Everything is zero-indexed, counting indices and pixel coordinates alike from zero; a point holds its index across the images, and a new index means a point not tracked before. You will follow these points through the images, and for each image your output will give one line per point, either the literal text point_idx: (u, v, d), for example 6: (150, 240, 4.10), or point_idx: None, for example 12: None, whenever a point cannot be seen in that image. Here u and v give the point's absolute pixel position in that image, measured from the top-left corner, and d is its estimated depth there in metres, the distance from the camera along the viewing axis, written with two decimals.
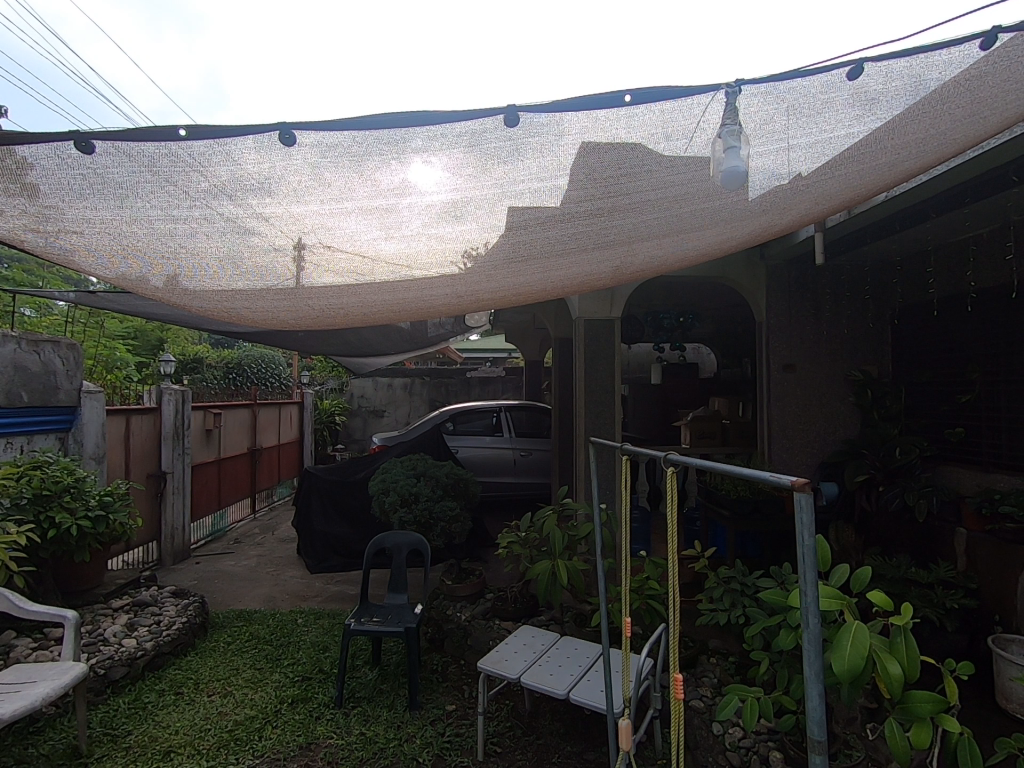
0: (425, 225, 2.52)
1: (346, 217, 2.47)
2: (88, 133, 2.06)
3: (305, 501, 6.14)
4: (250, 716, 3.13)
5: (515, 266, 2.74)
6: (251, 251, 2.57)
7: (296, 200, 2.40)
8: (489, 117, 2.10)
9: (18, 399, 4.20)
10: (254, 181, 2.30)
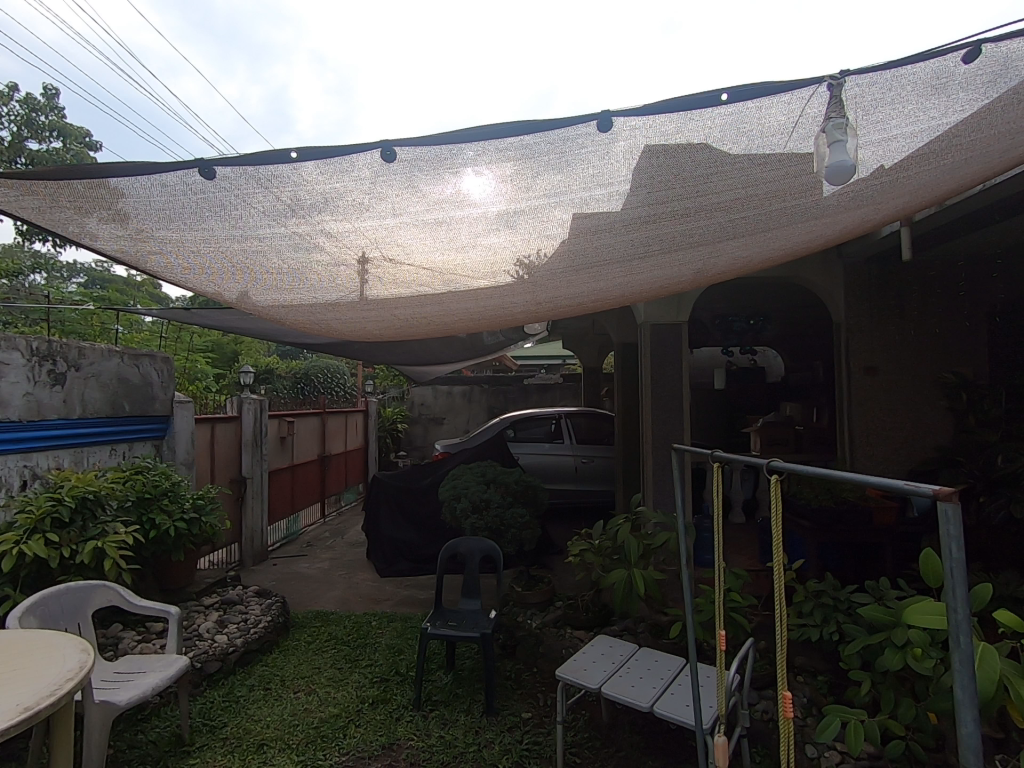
0: (481, 233, 2.57)
1: (401, 228, 2.56)
2: (213, 160, 2.27)
3: (374, 506, 6.32)
4: (334, 714, 3.23)
5: (573, 274, 2.75)
6: (318, 265, 2.70)
7: (357, 215, 2.51)
8: (582, 124, 2.15)
9: (121, 409, 4.54)
10: (320, 199, 2.43)
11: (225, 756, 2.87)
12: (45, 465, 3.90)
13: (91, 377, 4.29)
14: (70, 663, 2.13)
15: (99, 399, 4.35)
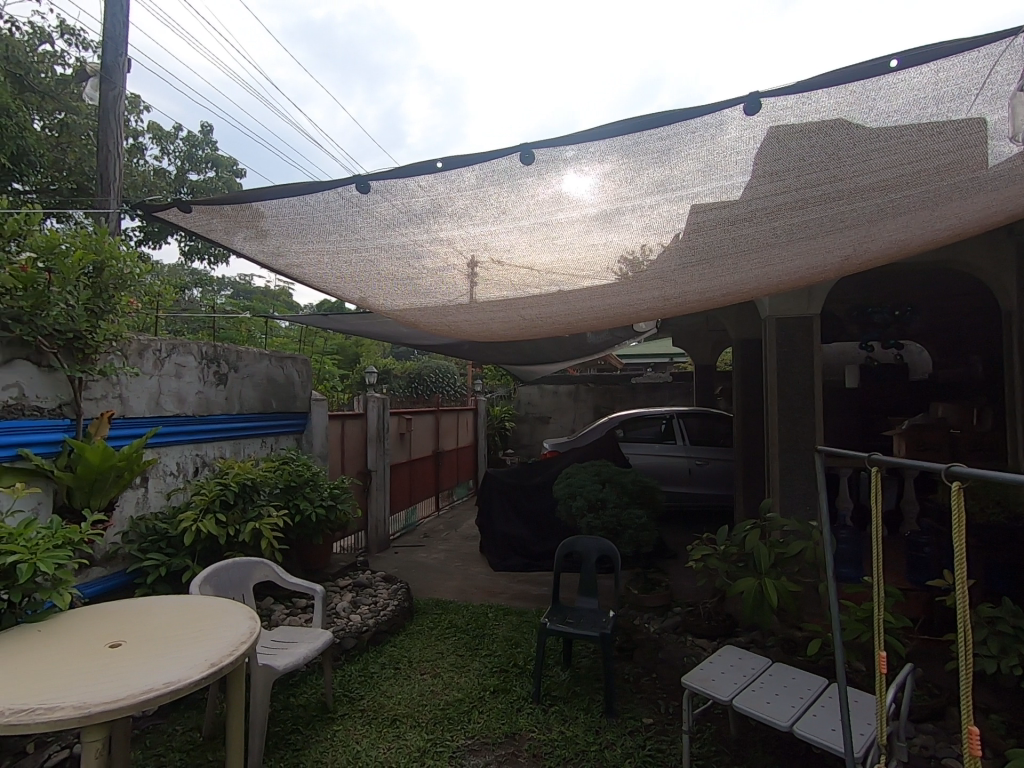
0: (584, 231, 2.69)
1: (504, 232, 2.76)
2: (367, 176, 2.50)
3: (487, 502, 6.51)
4: (459, 698, 3.38)
5: (693, 266, 2.82)
6: (428, 269, 3.07)
7: (469, 222, 2.73)
8: (727, 110, 2.01)
9: (270, 406, 5.08)
10: (436, 208, 2.65)
11: (364, 726, 3.10)
12: (212, 455, 4.45)
13: (248, 378, 4.82)
14: (243, 628, 2.42)
15: (253, 397, 4.88)
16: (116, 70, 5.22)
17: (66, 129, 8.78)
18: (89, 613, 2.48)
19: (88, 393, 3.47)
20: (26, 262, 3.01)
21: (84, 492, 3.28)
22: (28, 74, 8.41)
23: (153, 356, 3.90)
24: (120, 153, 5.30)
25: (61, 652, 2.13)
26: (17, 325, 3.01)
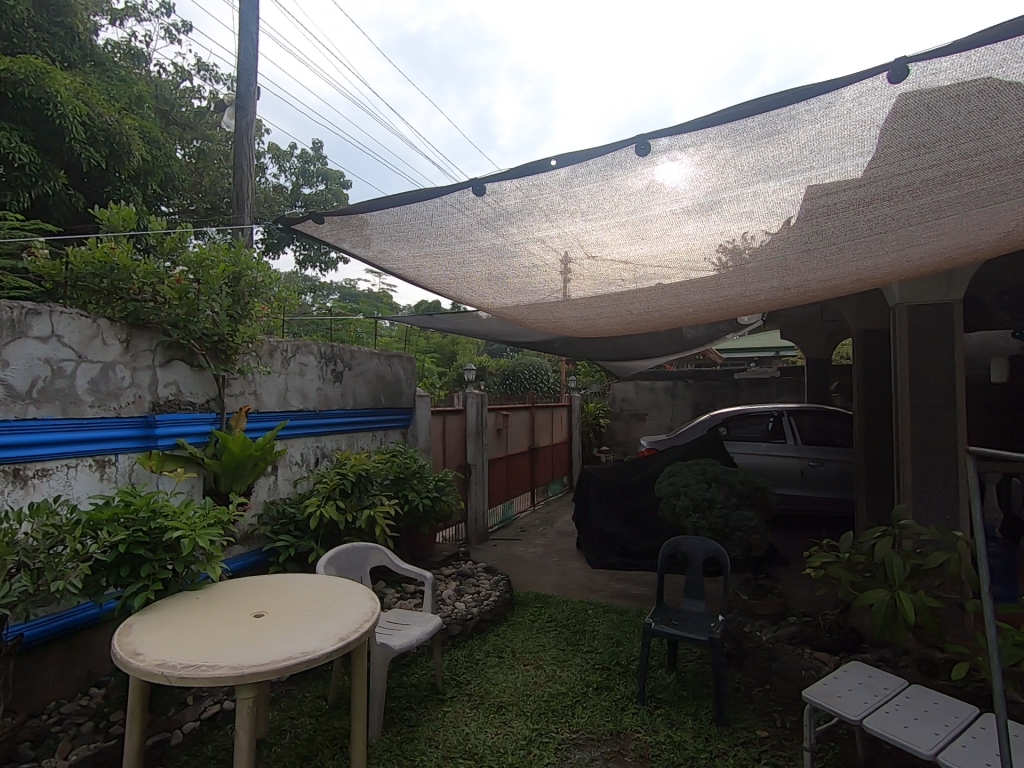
0: (676, 222, 2.78)
1: (596, 226, 2.93)
2: (483, 179, 2.72)
3: (584, 498, 6.50)
4: (563, 692, 3.41)
5: (798, 256, 2.84)
6: (518, 265, 3.36)
7: (562, 220, 2.92)
8: (870, 78, 1.94)
9: (380, 401, 5.40)
10: (537, 209, 2.87)
11: (472, 709, 3.22)
12: (331, 447, 4.81)
13: (361, 375, 5.16)
14: (365, 607, 2.61)
15: (365, 393, 5.22)
16: (249, 98, 5.78)
17: (203, 154, 10.08)
18: (235, 586, 2.77)
19: (229, 390, 3.89)
20: (180, 275, 3.41)
21: (227, 477, 3.67)
22: (174, 110, 9.88)
23: (281, 356, 4.28)
24: (252, 174, 5.87)
25: (216, 618, 2.42)
26: (174, 330, 3.43)
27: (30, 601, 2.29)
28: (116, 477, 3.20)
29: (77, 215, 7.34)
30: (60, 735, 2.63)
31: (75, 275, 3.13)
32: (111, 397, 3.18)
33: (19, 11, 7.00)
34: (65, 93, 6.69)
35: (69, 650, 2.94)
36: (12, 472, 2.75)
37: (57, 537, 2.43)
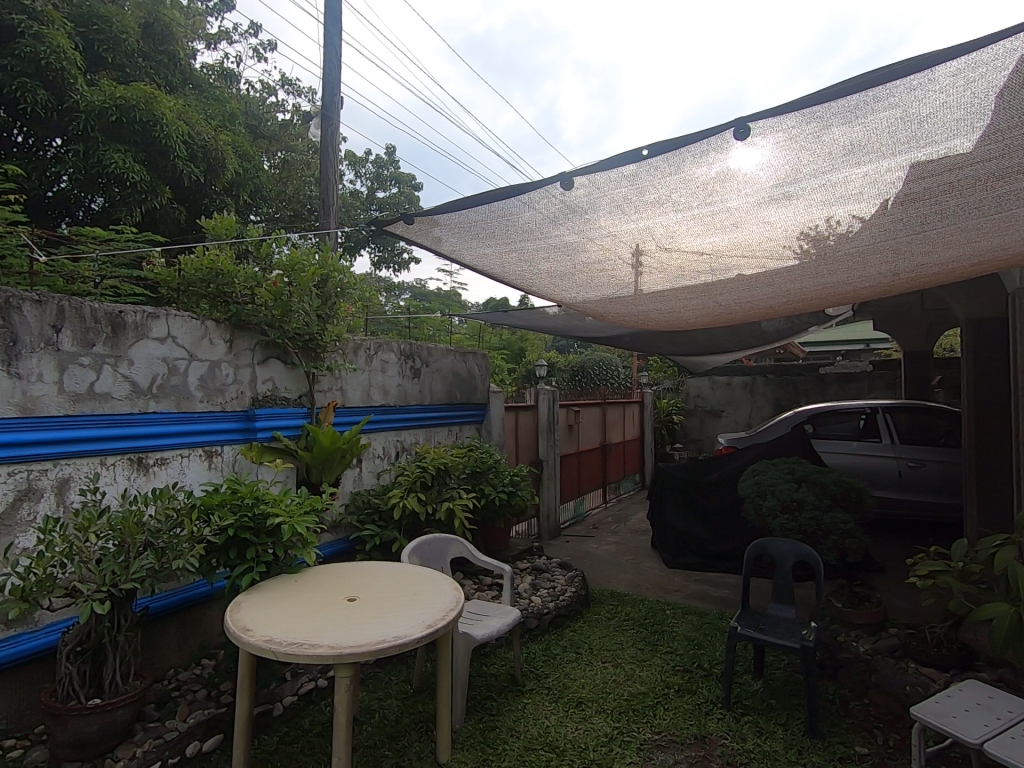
0: (751, 210, 2.78)
1: (669, 218, 2.96)
2: (571, 173, 2.75)
3: (659, 496, 6.36)
4: (643, 692, 3.35)
5: (884, 241, 2.79)
6: (589, 259, 3.44)
7: (637, 212, 2.96)
8: (1006, 39, 1.81)
9: (455, 397, 5.53)
10: (614, 203, 2.92)
11: (552, 703, 3.23)
12: (410, 441, 4.98)
13: (438, 372, 5.30)
14: (450, 596, 2.68)
15: (442, 389, 5.36)
16: (334, 109, 6.08)
17: (288, 165, 10.70)
18: (328, 571, 2.93)
19: (319, 386, 4.11)
20: (276, 279, 3.65)
21: (318, 468, 3.87)
22: (262, 125, 10.56)
23: (365, 354, 4.48)
24: (336, 180, 6.16)
25: (313, 601, 2.56)
26: (271, 330, 3.66)
27: (155, 576, 2.53)
28: (221, 466, 3.47)
29: (181, 226, 7.99)
30: (179, 699, 2.89)
31: (187, 280, 3.42)
32: (218, 392, 3.44)
33: (130, 42, 7.68)
34: (170, 114, 7.29)
35: (185, 623, 3.22)
36: (136, 460, 3.04)
37: (176, 519, 2.66)
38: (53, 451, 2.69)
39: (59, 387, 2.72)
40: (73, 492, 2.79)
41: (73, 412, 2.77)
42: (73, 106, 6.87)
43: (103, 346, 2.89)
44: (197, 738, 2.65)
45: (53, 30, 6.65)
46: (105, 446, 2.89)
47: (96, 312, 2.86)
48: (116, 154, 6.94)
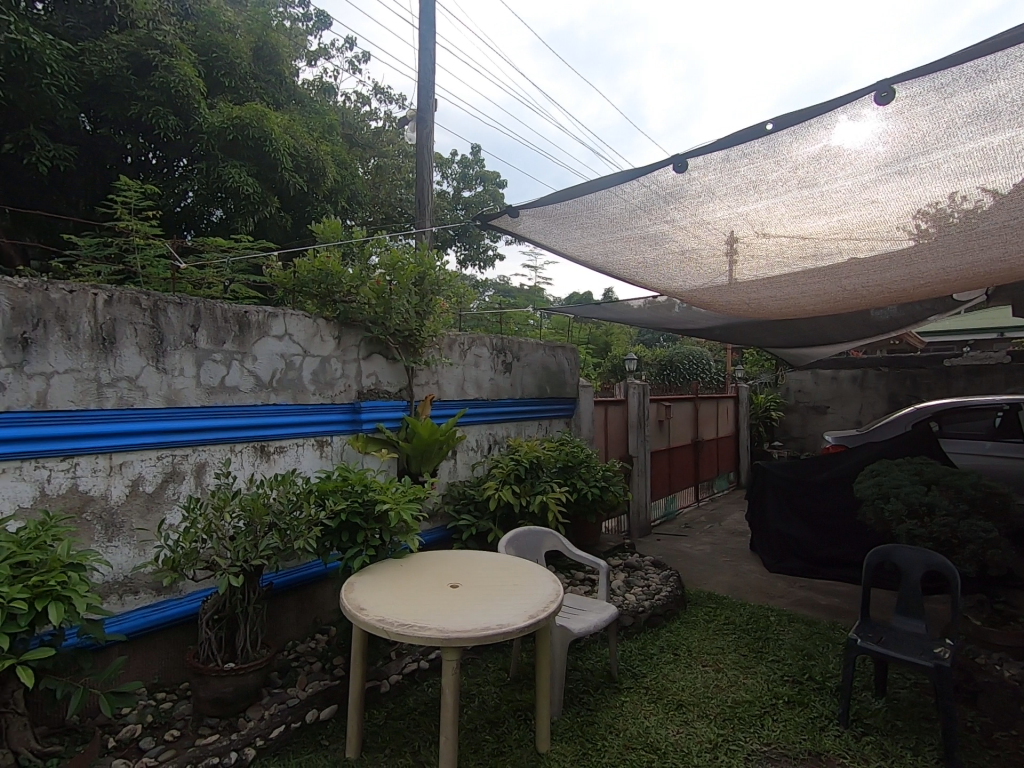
0: (859, 189, 2.88)
1: (771, 202, 3.12)
2: (686, 154, 2.81)
3: (759, 496, 6.02)
4: (749, 700, 3.19)
5: (992, 221, 2.92)
6: (686, 241, 3.66)
7: (742, 199, 3.15)
8: None
9: (545, 391, 5.54)
10: (720, 190, 3.09)
11: (651, 703, 3.16)
12: (502, 434, 5.05)
13: (528, 366, 5.34)
14: (550, 588, 2.70)
15: (532, 383, 5.39)
16: (428, 113, 6.29)
17: (380, 170, 11.22)
18: (431, 557, 3.05)
19: (417, 380, 4.27)
20: (379, 277, 3.83)
21: (418, 459, 4.01)
22: (357, 133, 11.11)
23: (460, 348, 4.60)
24: (430, 181, 6.36)
25: (419, 584, 2.67)
26: (375, 326, 3.86)
27: (279, 554, 2.74)
28: (331, 455, 3.70)
29: (288, 233, 8.60)
30: (298, 669, 3.13)
31: (301, 282, 3.67)
32: (328, 385, 3.67)
33: (243, 66, 8.35)
34: (278, 130, 7.85)
35: (301, 599, 3.48)
36: (260, 448, 3.32)
37: (296, 503, 2.88)
38: (193, 438, 3.00)
39: (197, 381, 3.02)
40: (209, 475, 3.09)
41: (208, 403, 3.06)
42: (197, 128, 7.57)
43: (232, 343, 3.17)
44: (315, 706, 2.85)
45: (180, 61, 7.36)
46: (234, 434, 3.18)
47: (227, 313, 3.14)
48: (233, 169, 7.57)
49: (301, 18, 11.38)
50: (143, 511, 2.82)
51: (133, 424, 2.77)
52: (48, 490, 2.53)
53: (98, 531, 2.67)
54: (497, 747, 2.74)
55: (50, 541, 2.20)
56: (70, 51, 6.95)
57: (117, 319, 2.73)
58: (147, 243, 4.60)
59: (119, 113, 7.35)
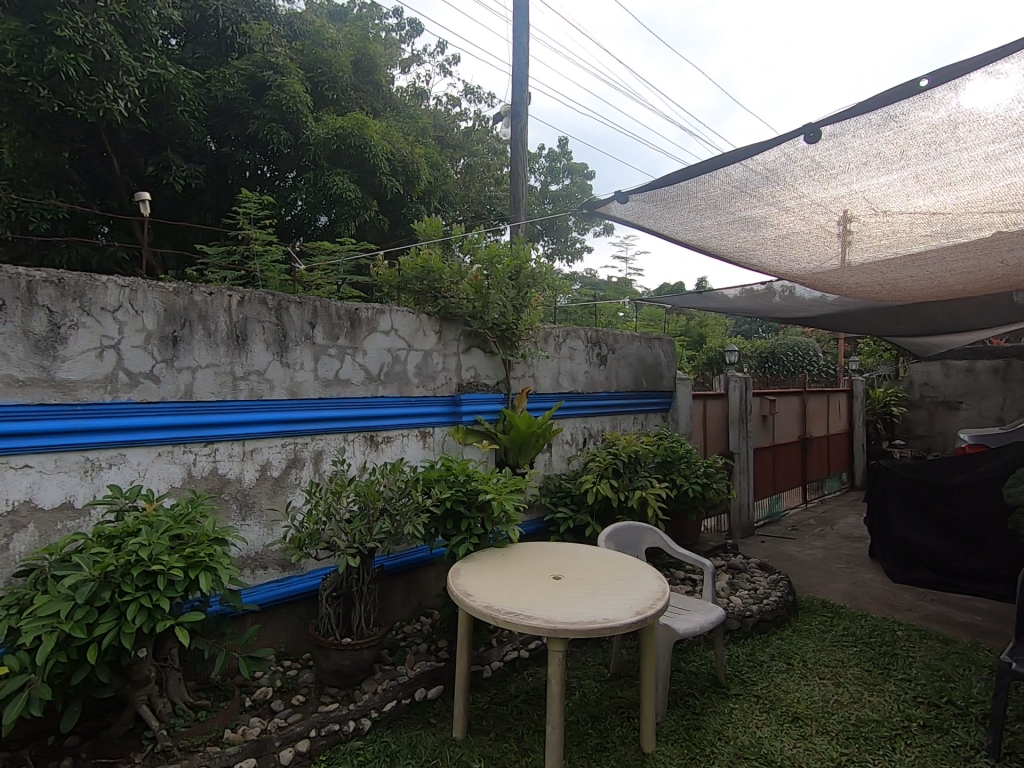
0: (992, 161, 2.70)
1: (886, 181, 2.99)
2: (819, 121, 2.67)
3: (881, 499, 5.51)
4: (876, 720, 2.92)
5: None
6: (792, 225, 3.57)
7: (856, 179, 3.04)
8: None
9: (641, 384, 5.40)
10: (834, 170, 2.99)
11: (763, 713, 2.99)
12: (597, 428, 4.99)
13: (624, 359, 5.22)
14: (655, 586, 2.62)
15: (628, 376, 5.27)
16: (521, 109, 6.33)
17: (471, 170, 11.45)
18: (531, 548, 3.07)
19: (514, 374, 4.32)
20: (477, 272, 3.90)
21: (514, 451, 4.03)
22: (448, 135, 11.41)
23: (555, 341, 4.59)
24: (522, 176, 6.38)
25: (522, 575, 2.70)
26: (473, 321, 3.94)
27: (390, 538, 2.88)
28: (433, 446, 3.84)
29: (386, 235, 9.02)
30: (406, 648, 3.28)
31: (405, 279, 3.83)
32: (430, 378, 3.81)
33: (344, 79, 8.84)
34: (377, 136, 8.25)
35: (407, 582, 3.64)
36: (370, 438, 3.51)
37: (405, 490, 3.00)
38: (312, 427, 3.24)
39: (315, 374, 3.24)
40: (326, 462, 3.31)
41: (325, 395, 3.28)
42: (305, 141, 8.12)
43: (345, 339, 3.37)
44: (423, 685, 2.97)
45: (290, 80, 7.94)
46: (347, 424, 3.39)
47: (340, 310, 3.34)
48: (337, 177, 8.04)
49: (395, 28, 11.86)
50: (271, 493, 3.08)
51: (262, 414, 3.03)
52: (194, 472, 2.83)
53: (235, 510, 2.95)
54: (600, 742, 2.72)
55: (199, 516, 2.46)
56: (199, 79, 7.70)
57: (248, 317, 2.99)
58: (265, 249, 4.99)
59: (239, 132, 8.05)
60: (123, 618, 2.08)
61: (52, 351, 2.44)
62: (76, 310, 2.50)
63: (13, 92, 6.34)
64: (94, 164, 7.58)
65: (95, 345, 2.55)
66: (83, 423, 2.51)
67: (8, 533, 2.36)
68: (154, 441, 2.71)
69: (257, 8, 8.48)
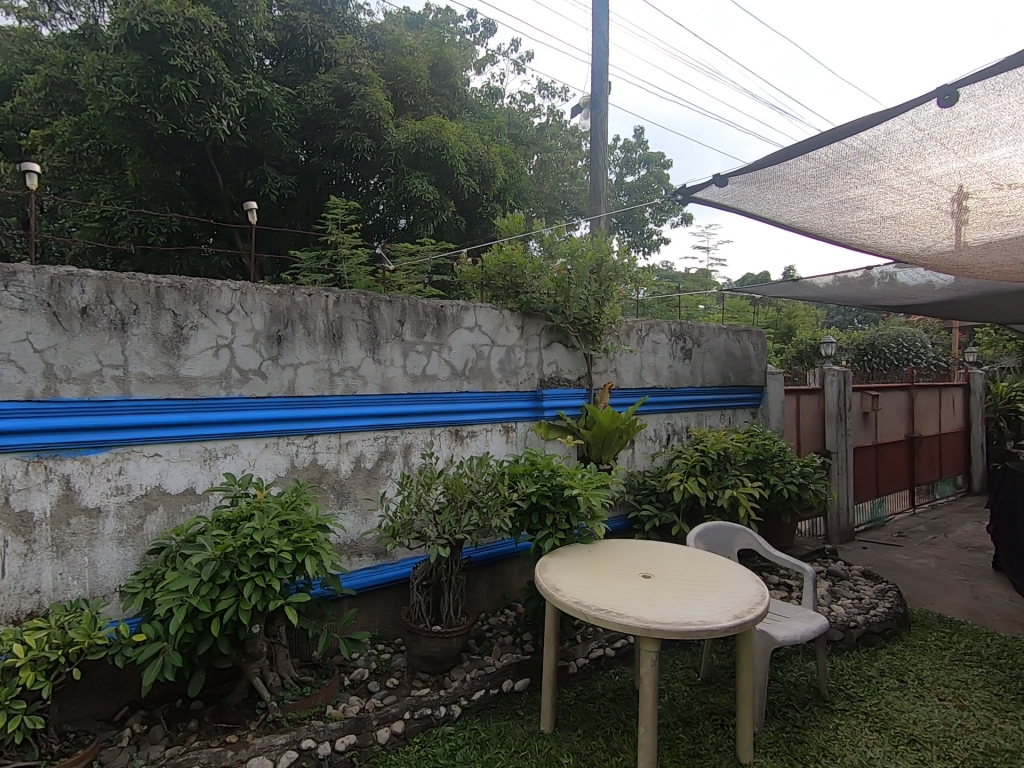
0: None
1: (1010, 151, 2.88)
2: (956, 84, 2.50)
3: (1008, 505, 4.95)
4: (1010, 750, 2.62)
5: None
6: (900, 204, 3.48)
7: (975, 152, 2.94)
8: None
9: (729, 379, 5.16)
10: (952, 143, 2.90)
11: (874, 732, 2.77)
12: (682, 424, 4.82)
13: (710, 352, 5.01)
14: (754, 589, 2.50)
15: (715, 370, 5.05)
16: (601, 99, 6.24)
17: (545, 165, 11.42)
18: (618, 545, 3.02)
19: (596, 369, 4.26)
20: (559, 267, 3.89)
21: (597, 447, 3.96)
22: (522, 132, 11.44)
23: (637, 335, 4.48)
24: (600, 168, 6.28)
25: (611, 572, 2.66)
26: (555, 315, 3.93)
27: (478, 530, 2.93)
28: (516, 441, 3.86)
29: (463, 234, 9.19)
30: (492, 640, 3.33)
31: (487, 275, 3.87)
32: (513, 374, 3.83)
33: (423, 84, 9.10)
34: (454, 138, 8.41)
35: (492, 575, 3.70)
36: (456, 432, 3.59)
37: (492, 483, 3.04)
38: (402, 421, 3.36)
39: (404, 370, 3.36)
40: (415, 455, 3.42)
41: (413, 390, 3.39)
42: (387, 147, 8.44)
43: (432, 335, 3.46)
44: (510, 676, 3.00)
45: (373, 89, 8.28)
46: (434, 419, 3.48)
47: (427, 308, 3.44)
48: (417, 180, 8.28)
49: (469, 30, 12.05)
50: (364, 484, 3.22)
51: (356, 408, 3.18)
52: (297, 463, 3.02)
53: (332, 499, 3.11)
54: (693, 748, 2.63)
55: (303, 503, 2.61)
56: (291, 94, 8.19)
57: (343, 316, 3.14)
58: (352, 253, 5.22)
59: (327, 142, 8.49)
60: (241, 595, 2.26)
61: (176, 350, 2.68)
62: (196, 312, 2.73)
63: (136, 118, 7.04)
64: (201, 180, 8.25)
65: (212, 344, 2.77)
66: (202, 416, 2.74)
67: (142, 514, 2.63)
68: (262, 434, 2.91)
69: (342, 23, 8.90)
